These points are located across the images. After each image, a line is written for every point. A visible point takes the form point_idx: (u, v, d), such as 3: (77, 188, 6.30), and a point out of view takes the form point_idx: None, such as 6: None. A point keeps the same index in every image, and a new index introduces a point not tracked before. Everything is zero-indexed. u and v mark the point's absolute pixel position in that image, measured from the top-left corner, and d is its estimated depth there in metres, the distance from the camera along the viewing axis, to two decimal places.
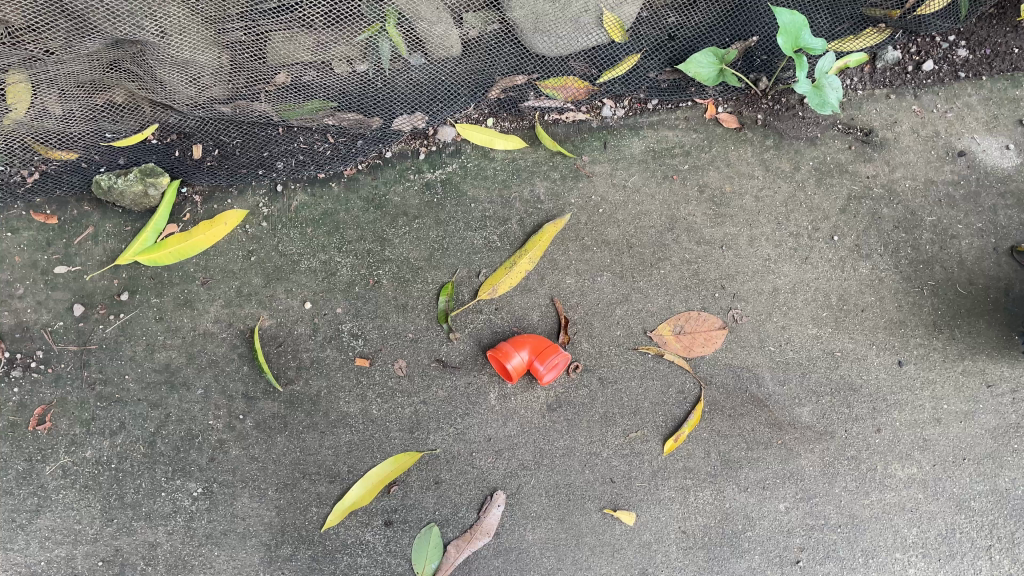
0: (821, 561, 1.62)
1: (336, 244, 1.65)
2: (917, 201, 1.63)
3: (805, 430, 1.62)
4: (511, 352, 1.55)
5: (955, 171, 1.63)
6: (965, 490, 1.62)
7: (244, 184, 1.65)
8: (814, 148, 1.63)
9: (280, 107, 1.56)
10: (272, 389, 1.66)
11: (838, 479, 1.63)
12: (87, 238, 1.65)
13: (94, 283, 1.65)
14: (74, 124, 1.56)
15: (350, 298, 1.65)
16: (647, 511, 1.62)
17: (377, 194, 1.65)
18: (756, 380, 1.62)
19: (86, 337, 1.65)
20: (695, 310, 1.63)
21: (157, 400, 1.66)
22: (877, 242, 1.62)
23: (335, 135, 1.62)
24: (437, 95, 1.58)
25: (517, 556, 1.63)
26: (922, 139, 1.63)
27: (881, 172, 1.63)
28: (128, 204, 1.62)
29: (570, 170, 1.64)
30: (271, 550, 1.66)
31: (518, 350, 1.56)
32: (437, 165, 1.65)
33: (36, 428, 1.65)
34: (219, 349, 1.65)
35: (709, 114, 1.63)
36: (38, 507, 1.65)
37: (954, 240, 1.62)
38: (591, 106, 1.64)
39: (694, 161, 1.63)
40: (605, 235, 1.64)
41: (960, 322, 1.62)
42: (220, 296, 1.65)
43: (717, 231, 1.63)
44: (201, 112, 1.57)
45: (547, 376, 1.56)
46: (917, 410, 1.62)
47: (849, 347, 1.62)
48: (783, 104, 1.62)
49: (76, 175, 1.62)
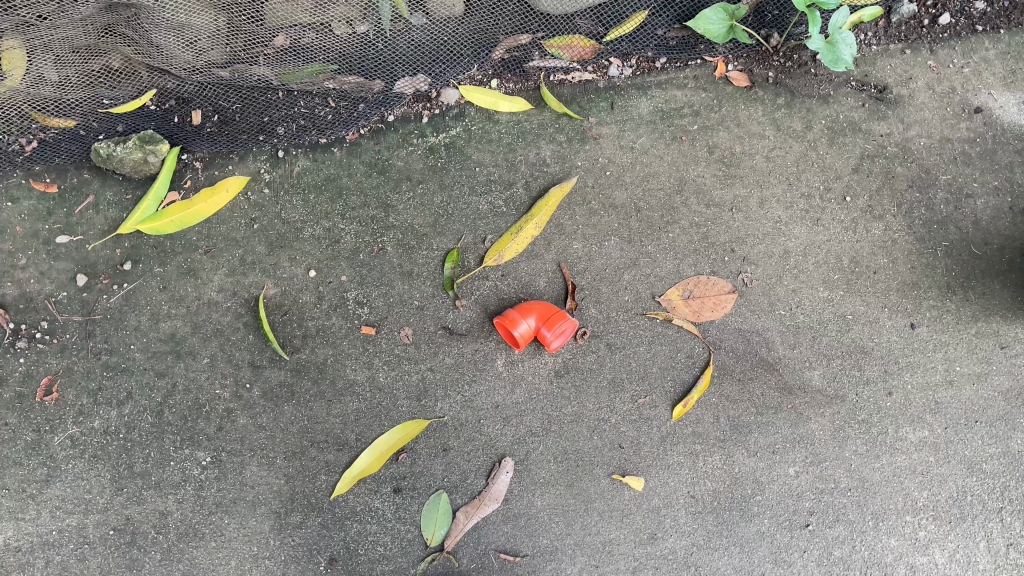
0: (831, 524, 1.62)
1: (339, 211, 1.62)
2: (932, 160, 1.59)
3: (815, 394, 1.61)
4: (515, 321, 1.54)
5: (971, 128, 1.59)
6: (977, 452, 1.61)
7: (245, 150, 1.62)
8: (826, 106, 1.59)
9: (279, 71, 1.53)
10: (278, 358, 1.65)
11: (849, 443, 1.61)
12: (88, 206, 1.63)
13: (97, 253, 1.64)
14: (72, 91, 1.54)
15: (354, 266, 1.63)
16: (656, 476, 1.62)
17: (380, 159, 1.62)
18: (766, 343, 1.61)
19: (90, 307, 1.64)
20: (704, 274, 1.60)
21: (164, 369, 1.65)
22: (890, 202, 1.59)
23: (336, 99, 1.58)
24: (440, 56, 1.54)
25: (526, 522, 1.64)
26: (938, 95, 1.59)
27: (895, 130, 1.59)
28: (128, 171, 1.60)
29: (577, 132, 1.61)
30: (281, 518, 1.67)
31: (522, 318, 1.54)
32: (440, 129, 1.62)
33: (43, 398, 1.65)
34: (224, 318, 1.64)
35: (719, 72, 1.59)
36: (48, 477, 1.66)
37: (969, 199, 1.59)
38: (597, 65, 1.60)
39: (704, 121, 1.59)
40: (613, 198, 1.61)
41: (974, 283, 1.59)
42: (223, 265, 1.64)
43: (727, 193, 1.60)
44: (200, 76, 1.54)
45: (554, 344, 1.54)
46: (929, 372, 1.60)
47: (861, 309, 1.60)
48: (795, 61, 1.58)
49: (75, 142, 1.60)
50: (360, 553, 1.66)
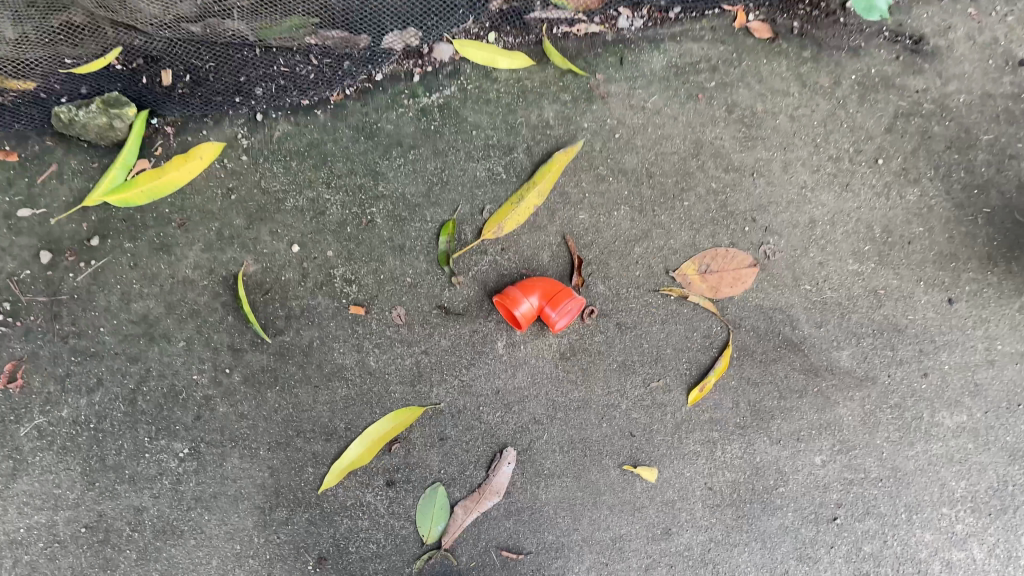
0: (861, 518, 1.49)
1: (324, 179, 1.49)
2: (972, 118, 1.45)
3: (844, 376, 1.48)
4: (517, 300, 1.40)
5: (1016, 83, 1.44)
6: (1020, 439, 1.48)
7: (221, 114, 1.48)
8: (856, 60, 1.44)
9: (256, 25, 1.39)
10: (260, 341, 1.52)
11: (880, 430, 1.48)
12: (51, 177, 1.50)
13: (61, 227, 1.50)
14: (30, 50, 1.40)
15: (341, 240, 1.50)
16: (671, 466, 1.49)
17: (367, 122, 1.48)
18: (791, 322, 1.47)
19: (56, 286, 1.51)
20: (722, 247, 1.47)
21: (136, 354, 1.52)
22: (927, 165, 1.45)
23: (319, 57, 1.44)
24: (432, 7, 1.40)
25: (529, 517, 1.51)
26: (980, 46, 1.44)
27: (932, 86, 1.44)
28: (93, 138, 1.46)
29: (583, 91, 1.47)
30: (265, 514, 1.54)
31: (524, 297, 1.41)
32: (433, 88, 1.47)
33: (7, 386, 1.52)
34: (201, 297, 1.51)
35: (739, 23, 1.44)
36: (14, 471, 1.54)
37: (1013, 160, 1.45)
38: (605, 17, 1.45)
39: (722, 77, 1.45)
40: (622, 164, 1.47)
41: (1018, 254, 1.45)
42: (199, 239, 1.50)
43: (747, 157, 1.46)
44: (169, 32, 1.40)
45: (559, 324, 1.41)
46: (968, 351, 1.47)
47: (894, 284, 1.46)
48: (823, 9, 1.43)
49: (35, 106, 1.46)
50: (350, 550, 1.54)
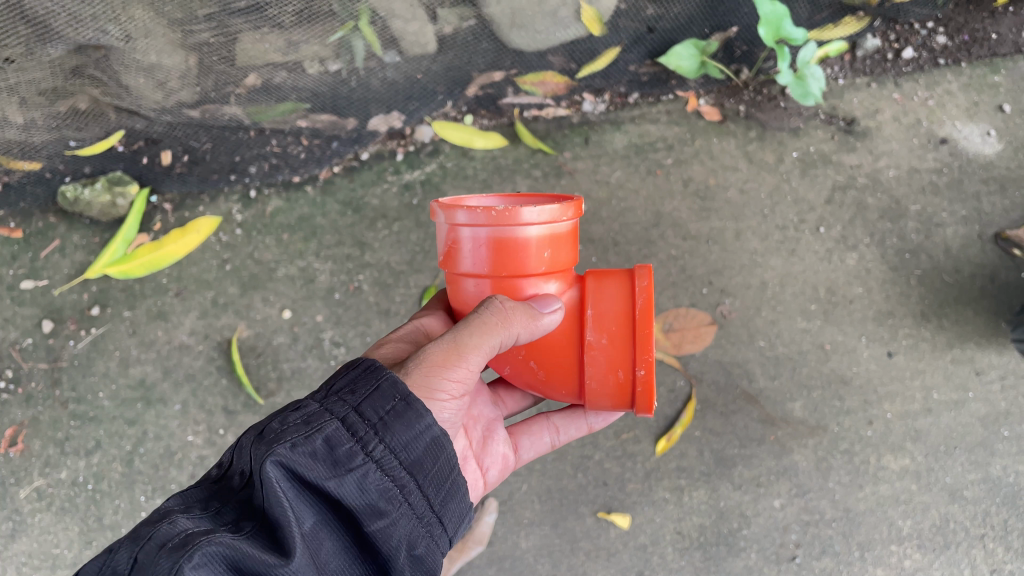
0: (817, 556, 1.57)
1: (314, 250, 1.63)
2: (901, 191, 1.62)
3: (798, 425, 1.58)
4: (650, 354, 0.98)
5: (938, 159, 1.63)
6: (957, 479, 1.57)
7: (216, 191, 1.64)
8: (797, 139, 1.63)
9: (250, 110, 1.52)
10: (253, 403, 1.60)
11: (832, 473, 1.58)
12: (54, 250, 1.63)
13: (63, 298, 1.62)
14: (36, 134, 1.49)
15: (330, 305, 1.61)
16: (642, 513, 1.58)
17: (354, 197, 1.64)
18: (746, 375, 1.59)
19: (57, 354, 1.61)
20: (683, 307, 1.61)
21: (134, 417, 1.60)
22: (863, 232, 1.61)
23: (309, 137, 1.59)
24: (413, 94, 1.57)
25: (511, 564, 1.60)
26: (905, 127, 1.64)
27: (864, 162, 1.63)
28: (96, 214, 1.60)
29: (553, 167, 1.65)
30: None
31: (608, 327, 1.00)
32: (415, 166, 1.65)
33: (8, 449, 1.60)
34: (196, 362, 1.61)
35: (691, 106, 1.64)
36: (14, 531, 1.61)
37: (939, 228, 1.61)
38: (571, 101, 1.65)
39: (678, 155, 1.63)
40: (590, 233, 1.64)
41: (948, 311, 1.60)
42: (194, 307, 1.62)
43: (703, 226, 1.62)
44: (169, 117, 1.51)
45: (501, 210, 0.91)
46: (908, 401, 1.59)
47: (839, 339, 1.60)
48: (765, 95, 1.63)
49: (40, 185, 1.59)
50: None
